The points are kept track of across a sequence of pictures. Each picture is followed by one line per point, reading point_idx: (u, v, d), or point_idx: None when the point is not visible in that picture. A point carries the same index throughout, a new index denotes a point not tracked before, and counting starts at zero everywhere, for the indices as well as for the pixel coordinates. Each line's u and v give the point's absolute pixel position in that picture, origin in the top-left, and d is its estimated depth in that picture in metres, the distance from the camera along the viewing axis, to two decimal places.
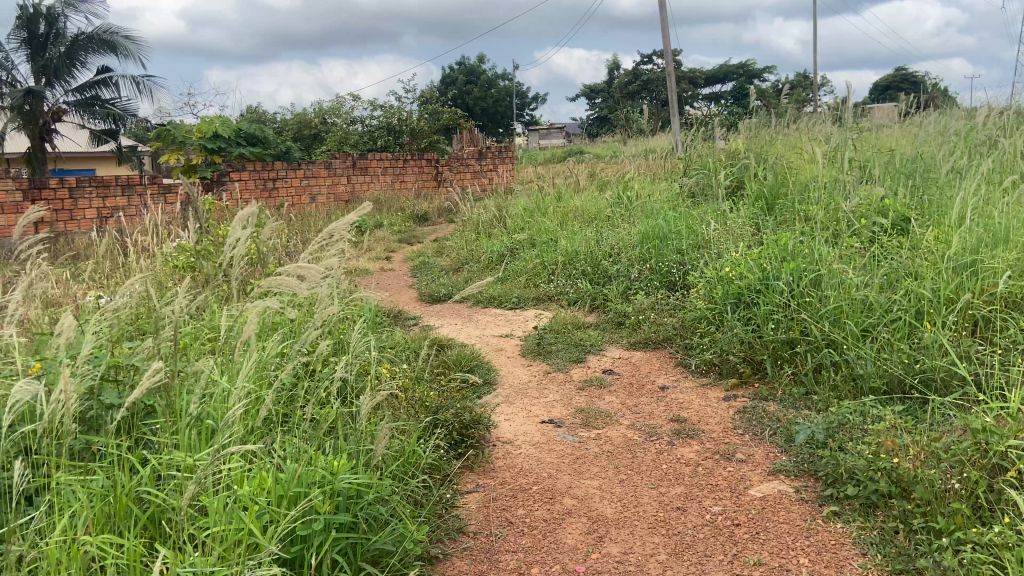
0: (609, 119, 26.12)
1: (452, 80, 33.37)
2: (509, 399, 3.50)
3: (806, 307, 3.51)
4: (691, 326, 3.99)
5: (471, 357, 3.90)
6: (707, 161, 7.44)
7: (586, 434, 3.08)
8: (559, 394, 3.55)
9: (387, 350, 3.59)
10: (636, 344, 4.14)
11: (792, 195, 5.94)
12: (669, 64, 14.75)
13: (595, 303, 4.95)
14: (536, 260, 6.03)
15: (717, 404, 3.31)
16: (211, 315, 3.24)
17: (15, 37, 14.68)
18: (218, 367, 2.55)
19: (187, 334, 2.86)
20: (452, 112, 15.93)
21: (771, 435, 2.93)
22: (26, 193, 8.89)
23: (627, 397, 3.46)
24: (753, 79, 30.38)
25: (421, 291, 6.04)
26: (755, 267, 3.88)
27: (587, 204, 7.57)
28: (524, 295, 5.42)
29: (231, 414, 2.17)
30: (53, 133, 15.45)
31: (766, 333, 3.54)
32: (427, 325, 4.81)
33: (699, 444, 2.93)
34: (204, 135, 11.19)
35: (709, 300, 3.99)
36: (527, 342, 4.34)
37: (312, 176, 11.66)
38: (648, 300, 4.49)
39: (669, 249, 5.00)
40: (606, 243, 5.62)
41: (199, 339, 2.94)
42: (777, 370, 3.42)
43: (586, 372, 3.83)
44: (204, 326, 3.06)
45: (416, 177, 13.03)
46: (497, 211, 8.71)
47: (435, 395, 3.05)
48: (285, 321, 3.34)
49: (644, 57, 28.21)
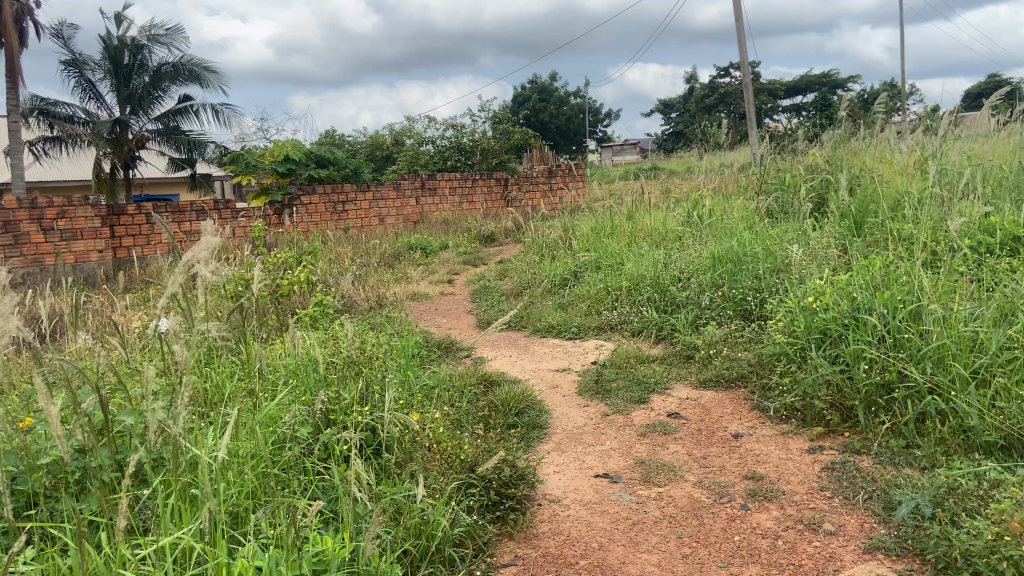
0: (686, 134, 25.50)
1: (523, 100, 33.31)
2: (560, 446, 3.14)
3: (904, 345, 3.04)
4: (768, 364, 3.54)
5: (522, 397, 3.55)
6: (785, 176, 6.93)
7: (646, 492, 2.69)
8: (617, 441, 3.16)
9: (424, 394, 3.27)
10: (707, 382, 3.71)
11: (884, 212, 5.41)
12: (747, 76, 14.11)
13: (662, 332, 4.54)
14: (600, 284, 5.64)
15: (799, 458, 2.87)
16: (226, 372, 2.99)
17: (102, 68, 15.15)
18: (213, 428, 2.26)
19: (195, 391, 2.61)
20: (523, 131, 15.70)
21: (866, 500, 2.49)
22: (105, 219, 9.00)
23: (695, 447, 3.04)
24: (837, 90, 29.19)
25: (480, 319, 5.74)
26: (842, 298, 3.40)
27: (657, 222, 7.13)
28: (585, 323, 5.05)
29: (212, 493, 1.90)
30: (137, 159, 15.90)
31: (858, 375, 3.07)
32: (480, 357, 4.51)
33: (779, 510, 2.50)
34: (276, 159, 11.22)
35: (788, 334, 3.53)
36: (584, 378, 3.97)
37: (381, 198, 11.55)
38: (720, 332, 4.06)
39: (744, 275, 4.55)
40: (674, 267, 5.20)
41: (208, 396, 2.68)
42: (870, 419, 2.96)
43: (649, 416, 3.42)
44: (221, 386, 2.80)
45: (485, 197, 12.83)
46: (562, 233, 8.36)
47: (472, 447, 2.73)
48: (312, 360, 3.05)
49: (721, 71, 27.47)
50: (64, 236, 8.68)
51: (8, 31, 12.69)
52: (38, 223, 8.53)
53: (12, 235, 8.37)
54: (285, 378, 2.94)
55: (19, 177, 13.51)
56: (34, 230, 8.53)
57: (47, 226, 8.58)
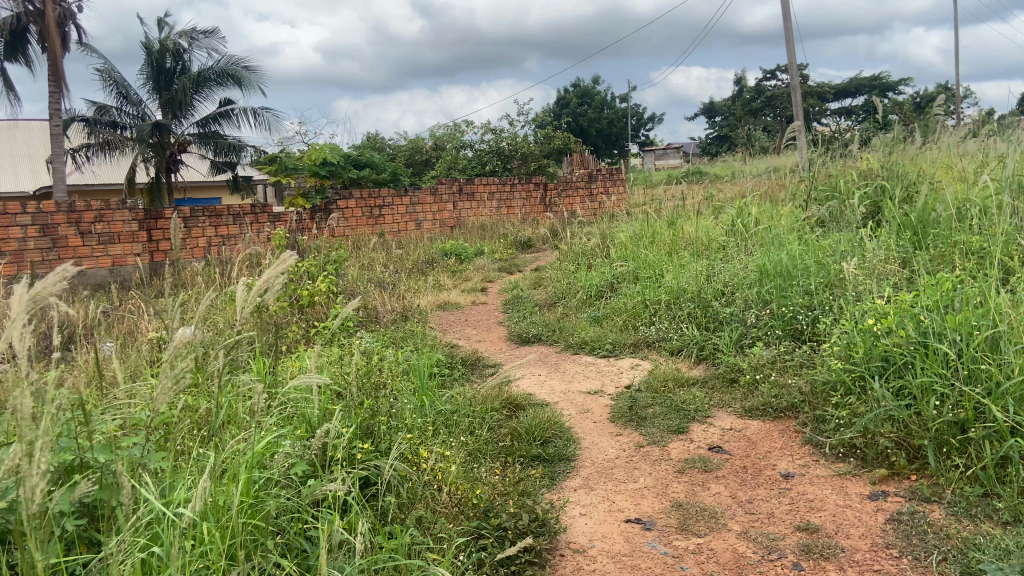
0: (730, 138, 24.90)
1: (565, 103, 32.96)
2: (588, 482, 2.83)
3: (980, 380, 2.67)
4: (823, 394, 3.18)
5: (549, 424, 3.25)
6: (837, 183, 6.50)
7: (683, 544, 2.36)
8: (653, 478, 2.85)
9: (439, 425, 2.98)
10: (753, 410, 3.38)
11: (952, 221, 4.97)
12: (796, 78, 13.62)
13: (703, 352, 4.19)
14: (637, 296, 5.30)
15: (860, 506, 2.52)
16: (221, 404, 2.72)
17: (144, 74, 15.20)
18: (185, 477, 2.00)
19: (176, 424, 2.35)
20: (565, 135, 15.39)
21: (941, 563, 2.14)
22: (142, 222, 8.90)
23: (739, 488, 2.71)
24: (889, 92, 28.28)
25: (510, 331, 5.49)
26: (908, 320, 3.02)
27: (699, 230, 6.78)
28: (620, 339, 4.73)
29: (169, 556, 1.64)
30: (179, 164, 15.94)
31: (927, 411, 2.70)
32: (507, 375, 4.22)
33: (837, 572, 2.16)
34: (315, 162, 10.99)
35: (845, 360, 3.16)
36: (618, 403, 3.65)
37: (418, 202, 11.33)
38: (768, 353, 3.72)
39: (795, 291, 4.19)
40: (718, 279, 4.85)
41: (194, 434, 2.41)
42: (942, 462, 2.60)
43: (687, 449, 3.09)
44: (213, 418, 2.54)
45: (523, 202, 12.55)
46: (601, 240, 8.02)
47: (487, 488, 2.44)
48: (310, 393, 2.77)
49: (768, 73, 26.81)
50: (102, 240, 8.55)
51: (50, 35, 12.92)
52: (76, 226, 8.40)
53: (49, 238, 8.26)
54: (285, 414, 2.69)
55: (61, 181, 13.62)
56: (72, 234, 8.40)
57: (85, 230, 8.46)
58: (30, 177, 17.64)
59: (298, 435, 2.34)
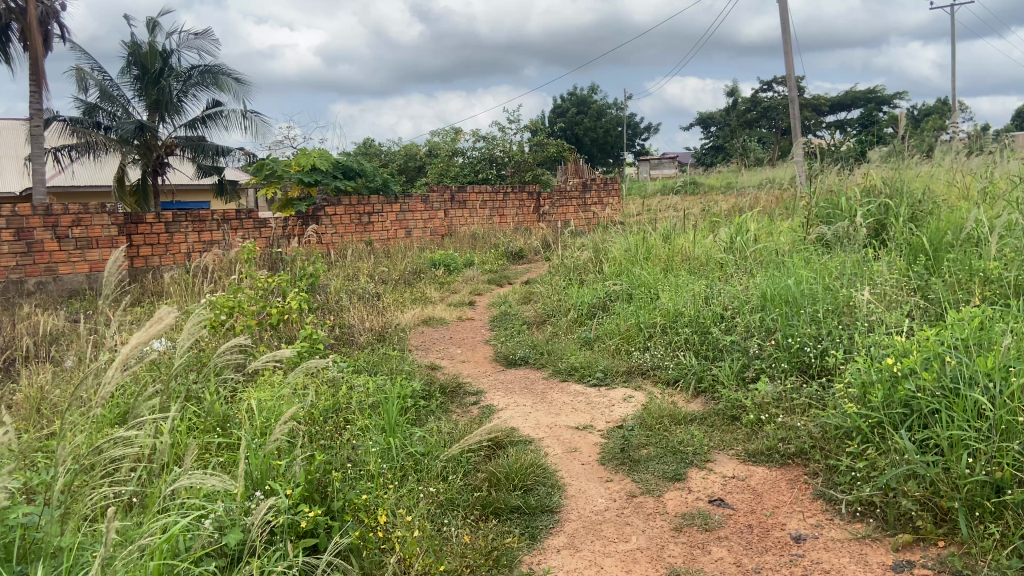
0: (725, 149, 24.68)
1: (563, 112, 32.73)
2: (574, 542, 2.50)
3: (1019, 434, 2.35)
4: (836, 441, 2.86)
5: (532, 467, 2.92)
6: (839, 198, 6.16)
7: None
8: (646, 538, 2.52)
9: (405, 476, 2.64)
10: (757, 455, 3.06)
11: (965, 244, 4.67)
12: (794, 89, 13.40)
13: (702, 384, 3.88)
14: (631, 319, 4.97)
15: None
16: (157, 456, 2.39)
17: (130, 75, 14.88)
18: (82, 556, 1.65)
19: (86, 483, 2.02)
20: (558, 143, 15.10)
21: None
22: (123, 227, 8.42)
23: (745, 553, 2.39)
24: (883, 105, 28.11)
25: (496, 352, 5.17)
26: (932, 361, 2.70)
27: (697, 246, 6.45)
28: (612, 366, 4.40)
29: None
30: (166, 167, 15.57)
31: (957, 468, 2.38)
32: (489, 406, 3.88)
33: None
34: (302, 168, 10.61)
35: (860, 404, 2.85)
36: (609, 443, 3.31)
37: (409, 210, 10.98)
38: (773, 389, 3.40)
39: (801, 319, 3.88)
40: (717, 302, 4.54)
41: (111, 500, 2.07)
42: (974, 529, 2.27)
43: (685, 501, 2.77)
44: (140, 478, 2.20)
45: (516, 211, 12.25)
46: (594, 253, 7.68)
47: (454, 561, 2.10)
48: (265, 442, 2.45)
49: (765, 84, 26.62)
50: (79, 245, 8.05)
51: (32, 34, 12.58)
52: (53, 231, 7.89)
53: (24, 243, 7.75)
54: (227, 470, 2.36)
55: (41, 183, 13.26)
56: (48, 238, 7.89)
57: (62, 234, 7.96)
58: (15, 178, 17.16)
59: (231, 498, 2.01)
